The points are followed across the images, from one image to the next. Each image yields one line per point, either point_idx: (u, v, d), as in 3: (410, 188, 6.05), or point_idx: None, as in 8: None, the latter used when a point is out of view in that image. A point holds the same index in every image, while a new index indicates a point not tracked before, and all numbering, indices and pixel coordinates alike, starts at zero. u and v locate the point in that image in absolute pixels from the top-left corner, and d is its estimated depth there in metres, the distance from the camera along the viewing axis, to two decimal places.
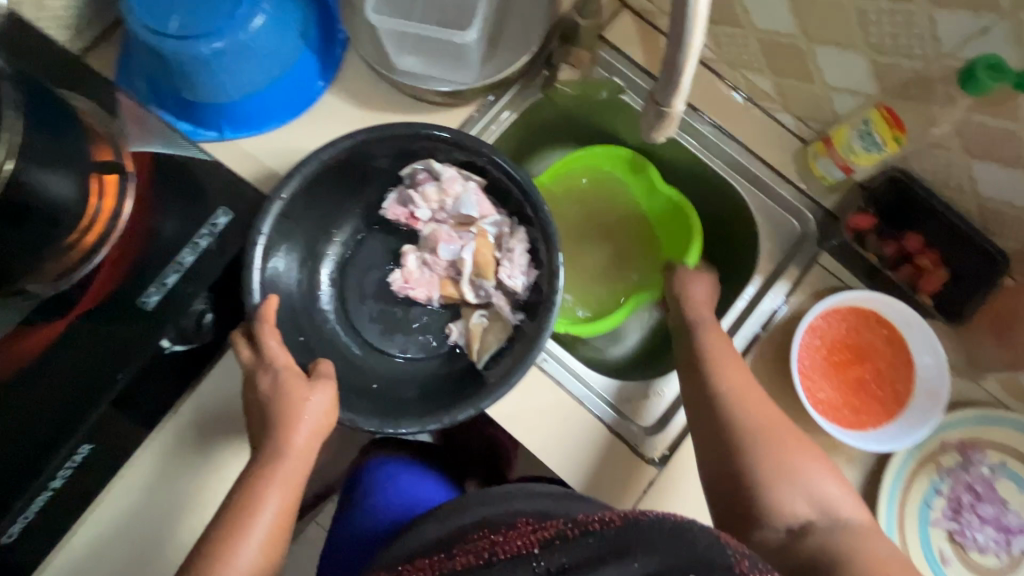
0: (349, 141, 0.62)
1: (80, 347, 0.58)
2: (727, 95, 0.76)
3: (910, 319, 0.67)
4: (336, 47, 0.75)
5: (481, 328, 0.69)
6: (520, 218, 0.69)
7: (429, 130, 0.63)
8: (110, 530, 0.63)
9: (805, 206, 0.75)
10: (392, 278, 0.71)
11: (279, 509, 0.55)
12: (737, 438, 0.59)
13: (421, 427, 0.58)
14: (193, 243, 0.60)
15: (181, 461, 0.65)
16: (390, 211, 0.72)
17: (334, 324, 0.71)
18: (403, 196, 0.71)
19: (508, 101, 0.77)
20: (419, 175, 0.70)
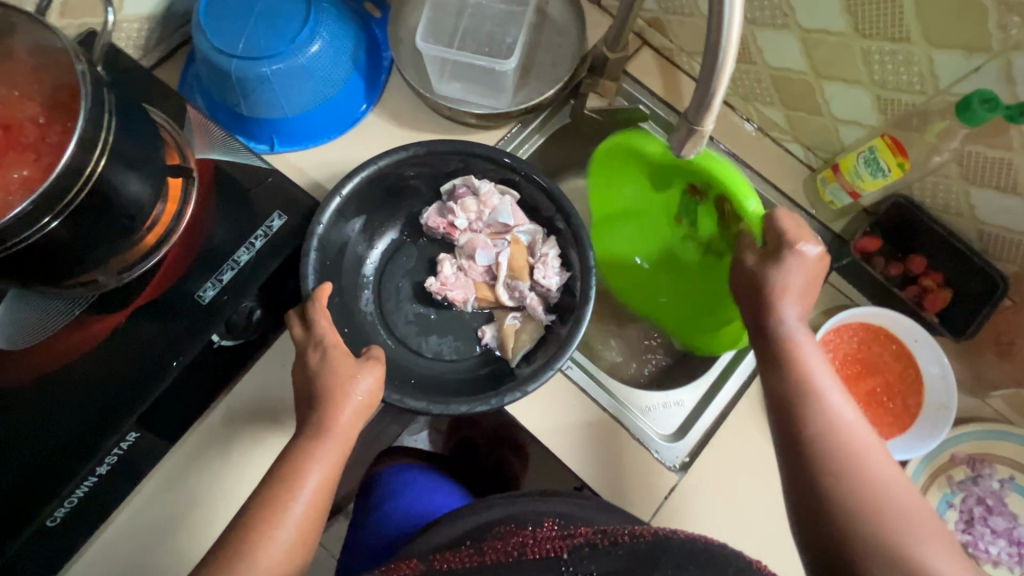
0: (402, 152, 0.68)
1: (137, 339, 0.62)
2: (741, 125, 0.82)
3: (918, 335, 0.71)
4: (381, 72, 0.81)
5: (515, 328, 0.75)
6: (551, 228, 0.75)
7: (469, 146, 0.69)
8: (135, 526, 0.64)
9: (815, 228, 0.79)
10: (430, 282, 0.76)
11: (319, 488, 0.57)
12: (841, 491, 0.53)
13: (472, 406, 0.63)
14: (249, 243, 0.64)
15: (209, 459, 0.66)
16: (429, 221, 0.76)
17: (374, 324, 0.75)
18: (442, 208, 0.76)
19: (537, 126, 0.83)
20: (459, 188, 0.75)
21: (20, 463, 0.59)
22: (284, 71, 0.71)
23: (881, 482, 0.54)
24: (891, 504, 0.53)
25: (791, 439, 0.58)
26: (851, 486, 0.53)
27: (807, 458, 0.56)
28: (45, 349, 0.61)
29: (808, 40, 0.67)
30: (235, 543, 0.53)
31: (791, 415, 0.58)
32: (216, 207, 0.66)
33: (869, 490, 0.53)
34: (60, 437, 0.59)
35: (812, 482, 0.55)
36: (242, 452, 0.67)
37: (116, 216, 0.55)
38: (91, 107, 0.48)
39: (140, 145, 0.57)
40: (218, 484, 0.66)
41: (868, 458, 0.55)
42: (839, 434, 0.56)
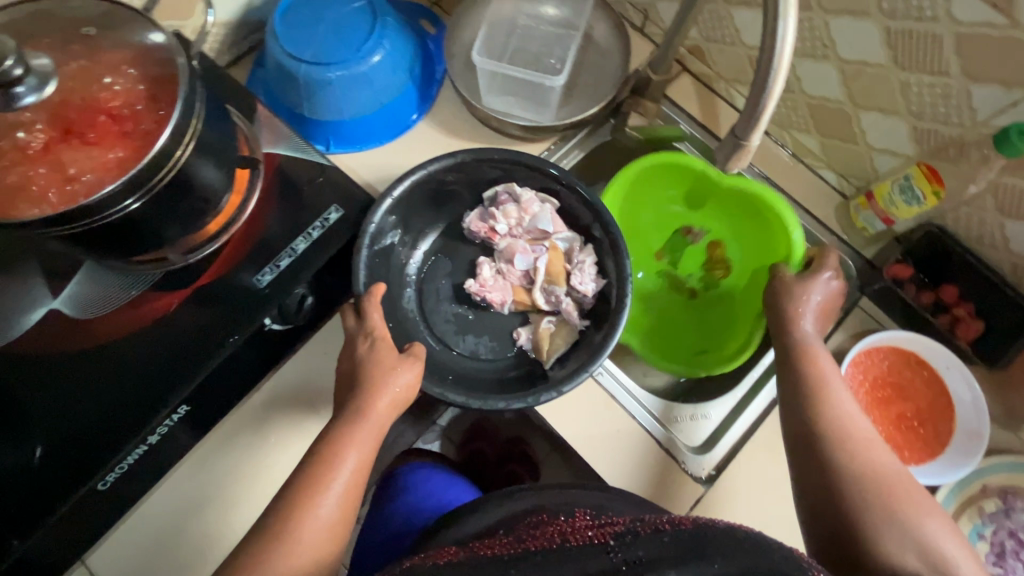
0: (451, 157, 0.72)
1: (193, 316, 0.65)
2: (776, 151, 0.85)
3: (950, 362, 0.72)
4: (434, 84, 0.86)
5: (550, 331, 0.77)
6: (589, 236, 0.78)
7: (515, 154, 0.73)
8: (181, 496, 0.67)
9: (846, 253, 0.81)
10: (468, 284, 0.78)
11: (358, 470, 0.59)
12: (849, 475, 0.57)
13: (509, 404, 0.64)
14: (306, 233, 0.68)
15: (251, 435, 0.69)
16: (471, 225, 0.79)
17: (414, 321, 0.78)
18: (484, 213, 0.79)
19: (578, 142, 0.87)
20: (500, 196, 0.78)
21: (77, 427, 0.62)
22: (347, 77, 0.76)
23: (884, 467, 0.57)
24: (895, 489, 0.56)
25: (799, 426, 0.62)
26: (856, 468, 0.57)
27: (813, 442, 0.60)
28: (110, 321, 0.64)
29: (847, 70, 0.70)
30: (279, 518, 0.55)
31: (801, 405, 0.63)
32: (276, 198, 0.69)
33: (874, 473, 0.56)
34: (117, 405, 0.62)
35: (820, 464, 0.59)
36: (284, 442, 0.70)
37: (191, 199, 0.60)
38: (187, 96, 0.53)
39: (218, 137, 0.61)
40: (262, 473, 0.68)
41: (872, 447, 0.58)
42: (844, 423, 0.60)
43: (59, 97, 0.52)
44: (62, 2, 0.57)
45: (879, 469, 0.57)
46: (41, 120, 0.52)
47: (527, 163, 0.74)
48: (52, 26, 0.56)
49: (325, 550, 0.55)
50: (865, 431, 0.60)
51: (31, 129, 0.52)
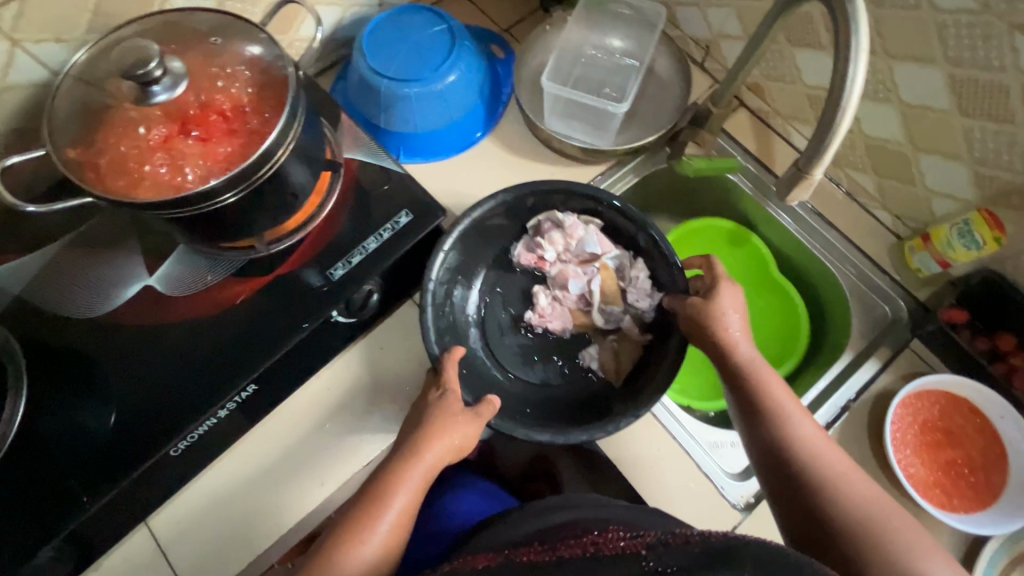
0: (495, 200, 0.77)
1: (268, 302, 0.70)
2: (830, 188, 0.86)
3: (1005, 412, 0.70)
4: (500, 105, 0.91)
5: (615, 349, 0.81)
6: (637, 251, 0.81)
7: (569, 185, 0.78)
8: (233, 477, 0.72)
9: (898, 293, 0.81)
10: (529, 317, 0.82)
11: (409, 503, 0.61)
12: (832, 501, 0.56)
13: (568, 438, 0.67)
14: (377, 234, 0.73)
15: (302, 425, 0.75)
16: (521, 257, 0.82)
17: (479, 345, 0.81)
18: (532, 244, 0.82)
19: (634, 166, 0.91)
20: (544, 224, 0.81)
21: (155, 394, 0.66)
22: (424, 94, 0.82)
23: (856, 490, 0.56)
24: (877, 515, 0.54)
25: (764, 459, 0.61)
26: (825, 497, 0.56)
27: (780, 472, 0.60)
28: (194, 304, 0.70)
29: (908, 114, 0.72)
30: (342, 529, 0.59)
31: (762, 437, 0.62)
32: (352, 201, 0.75)
33: (846, 501, 0.56)
34: (191, 378, 0.67)
35: (792, 496, 0.58)
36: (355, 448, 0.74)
37: (281, 195, 0.65)
38: (293, 104, 0.59)
39: (310, 141, 0.67)
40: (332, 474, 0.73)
41: (836, 472, 0.58)
42: (810, 451, 0.59)
43: (185, 97, 0.59)
44: (190, 14, 0.64)
45: (848, 495, 0.56)
46: (167, 117, 0.59)
47: (579, 193, 0.78)
48: (181, 34, 0.63)
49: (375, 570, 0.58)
50: (830, 454, 0.59)
51: (156, 121, 0.58)
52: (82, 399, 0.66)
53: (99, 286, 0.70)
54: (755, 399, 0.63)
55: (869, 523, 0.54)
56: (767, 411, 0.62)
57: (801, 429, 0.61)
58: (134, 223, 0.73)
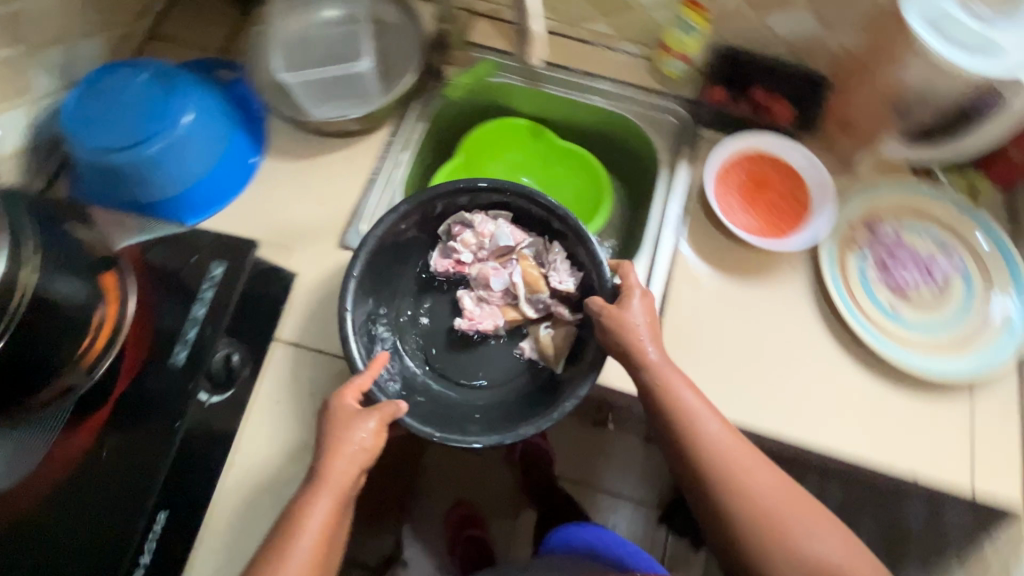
0: (394, 212, 0.72)
1: (122, 430, 0.63)
2: (578, 45, 0.94)
3: (782, 144, 0.83)
4: (258, 122, 0.87)
5: (549, 336, 0.80)
6: (550, 235, 0.82)
7: (447, 184, 0.74)
8: None
9: (671, 101, 0.91)
10: (459, 322, 0.82)
11: (320, 533, 0.58)
12: (719, 492, 0.66)
13: (507, 437, 0.65)
14: (199, 297, 0.68)
15: (236, 533, 0.63)
16: (437, 265, 0.84)
17: (424, 374, 0.81)
18: (446, 250, 0.83)
19: (417, 114, 0.91)
20: (453, 228, 0.83)
21: None
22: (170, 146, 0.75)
23: (755, 476, 0.65)
24: (770, 499, 0.65)
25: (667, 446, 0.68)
26: (722, 477, 0.65)
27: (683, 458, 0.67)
28: (40, 478, 0.61)
29: None
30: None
31: (669, 435, 0.67)
32: (155, 286, 0.68)
33: (738, 492, 0.65)
34: (88, 543, 0.60)
35: (692, 481, 0.67)
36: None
37: (66, 317, 0.58)
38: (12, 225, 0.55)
39: (67, 251, 0.61)
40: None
41: (741, 471, 0.65)
42: (714, 453, 0.65)
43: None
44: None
45: (744, 472, 0.65)
46: None
47: (486, 186, 0.76)
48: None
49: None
50: (721, 430, 0.66)
51: None
52: None
53: None
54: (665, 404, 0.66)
55: (756, 496, 0.65)
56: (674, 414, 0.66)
57: (711, 429, 0.66)
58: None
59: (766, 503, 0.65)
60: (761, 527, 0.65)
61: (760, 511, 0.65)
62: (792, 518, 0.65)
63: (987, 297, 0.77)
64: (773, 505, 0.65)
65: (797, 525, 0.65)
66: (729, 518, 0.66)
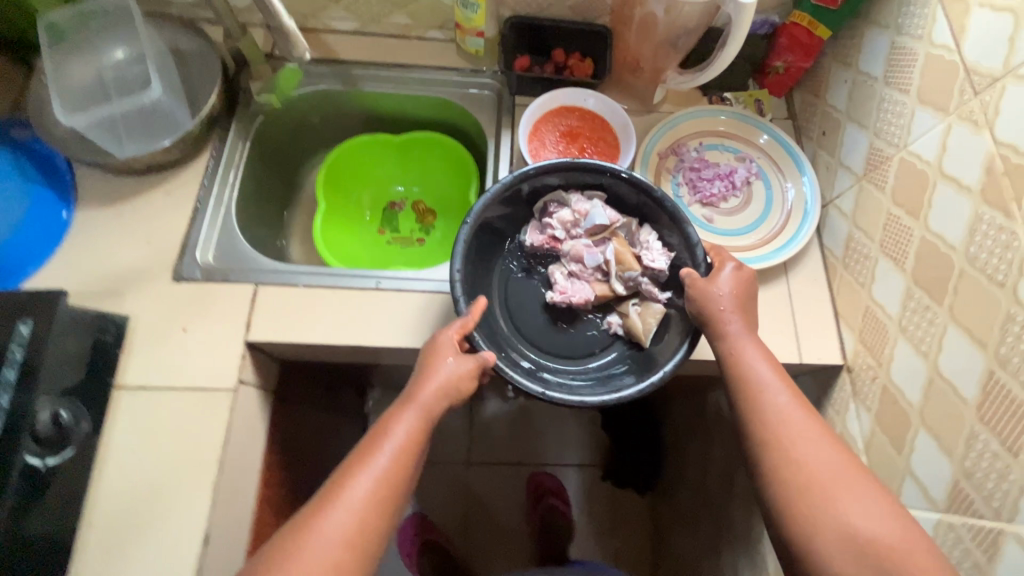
0: (499, 186, 0.77)
1: None
2: (385, 41, 0.97)
3: (582, 93, 0.89)
4: (64, 175, 0.84)
5: (639, 313, 0.80)
6: (642, 217, 0.83)
7: (526, 171, 0.78)
8: None
9: (484, 76, 0.96)
10: (551, 295, 0.82)
11: (405, 440, 0.62)
12: (774, 461, 0.60)
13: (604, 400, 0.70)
14: (9, 359, 0.63)
15: (102, 573, 0.66)
16: (533, 240, 0.84)
17: (525, 350, 0.82)
18: (540, 226, 0.84)
19: (236, 135, 0.90)
20: (550, 206, 0.83)
21: None
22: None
23: (799, 431, 0.61)
24: (817, 471, 0.58)
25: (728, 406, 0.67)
26: (767, 435, 0.62)
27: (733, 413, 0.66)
28: None
29: None
30: (336, 479, 0.60)
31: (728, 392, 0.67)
32: None
33: (791, 462, 0.60)
34: None
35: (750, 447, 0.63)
36: (204, 481, 0.71)
37: None
38: None
39: None
40: (191, 519, 0.69)
41: (791, 439, 0.61)
42: (768, 412, 0.63)
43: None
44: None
45: (786, 428, 0.61)
46: None
47: (576, 167, 0.79)
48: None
49: (365, 511, 0.58)
50: (785, 396, 0.64)
51: None
52: None
53: None
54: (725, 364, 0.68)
55: (805, 466, 0.59)
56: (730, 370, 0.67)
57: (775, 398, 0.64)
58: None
59: (815, 469, 0.58)
60: (804, 497, 0.58)
61: (809, 480, 0.58)
62: (833, 486, 0.57)
63: (783, 189, 0.88)
64: (817, 473, 0.58)
65: (835, 492, 0.57)
66: (771, 491, 0.60)
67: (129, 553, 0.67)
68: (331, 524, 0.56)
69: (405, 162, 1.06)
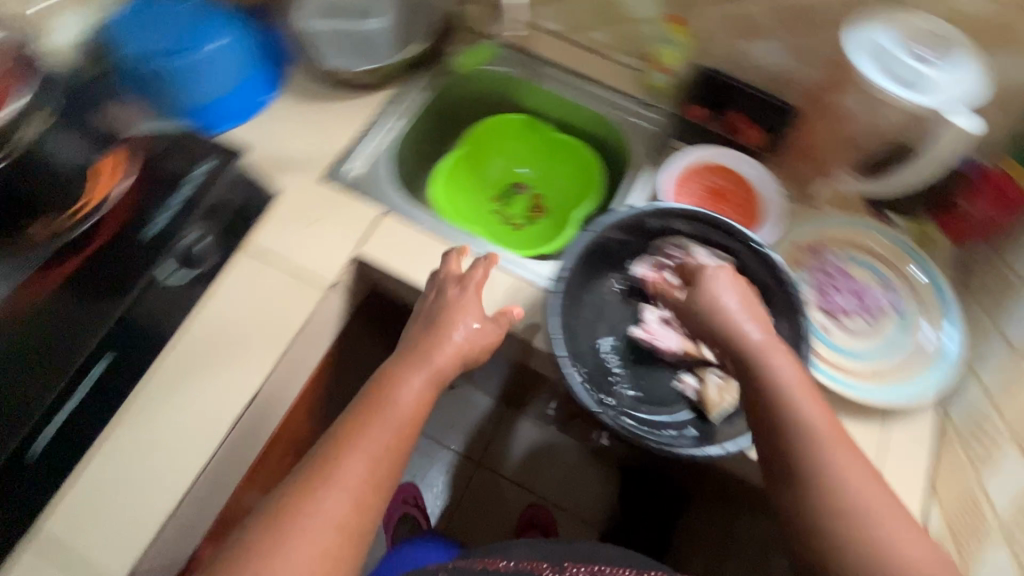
0: (629, 211, 0.80)
1: (82, 285, 0.70)
2: (577, 50, 1.02)
3: (745, 159, 0.88)
4: (283, 67, 0.97)
5: (718, 385, 0.77)
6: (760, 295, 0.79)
7: (660, 206, 0.81)
8: (109, 469, 0.70)
9: (653, 111, 0.99)
10: (637, 331, 0.83)
11: (412, 399, 0.65)
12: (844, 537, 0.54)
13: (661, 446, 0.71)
14: (185, 185, 0.77)
15: (164, 390, 0.74)
16: (639, 272, 0.85)
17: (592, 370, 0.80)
18: (652, 262, 0.84)
19: (421, 84, 1.01)
20: (668, 248, 0.84)
21: None
22: (193, 61, 0.84)
23: (842, 469, 0.56)
24: (876, 527, 0.54)
25: (760, 438, 0.62)
26: (829, 496, 0.56)
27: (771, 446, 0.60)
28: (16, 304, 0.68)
29: None
30: (331, 444, 0.60)
31: (768, 431, 0.60)
32: (149, 169, 0.77)
33: (854, 509, 0.55)
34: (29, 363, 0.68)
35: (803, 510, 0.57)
36: (270, 356, 0.77)
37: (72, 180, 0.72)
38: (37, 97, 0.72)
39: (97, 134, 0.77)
40: (239, 385, 0.75)
41: (865, 515, 0.54)
42: (831, 478, 0.56)
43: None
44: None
45: (839, 464, 0.56)
46: None
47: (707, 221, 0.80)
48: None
49: (367, 499, 0.58)
50: (840, 436, 0.58)
51: None
52: None
53: None
54: (761, 391, 0.61)
55: (849, 521, 0.54)
56: (768, 410, 0.60)
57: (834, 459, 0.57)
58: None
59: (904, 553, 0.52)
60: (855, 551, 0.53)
61: (858, 531, 0.54)
62: (899, 542, 0.53)
63: (919, 331, 0.80)
64: (869, 520, 0.54)
65: (892, 543, 0.53)
66: (818, 540, 0.55)
67: (192, 383, 0.75)
68: (331, 504, 0.56)
69: (544, 153, 1.12)
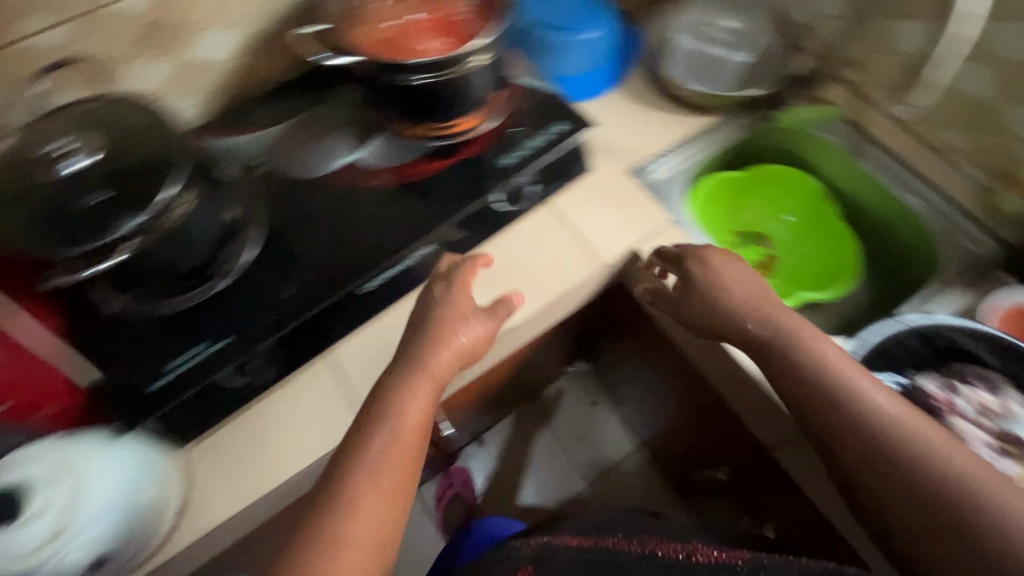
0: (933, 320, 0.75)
1: (437, 183, 0.83)
2: (921, 144, 0.97)
3: None
4: (628, 70, 1.07)
5: None
6: None
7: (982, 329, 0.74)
8: (396, 328, 0.78)
9: (987, 233, 0.90)
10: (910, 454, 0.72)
11: (416, 420, 0.65)
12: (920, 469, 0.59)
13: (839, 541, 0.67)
14: (542, 134, 0.87)
15: None
16: (926, 386, 0.73)
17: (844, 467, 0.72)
18: (944, 382, 0.73)
19: (747, 121, 1.02)
20: (969, 377, 0.74)
21: (344, 246, 0.79)
22: (573, 39, 0.97)
23: (881, 426, 0.62)
24: (955, 473, 0.58)
25: (801, 421, 0.68)
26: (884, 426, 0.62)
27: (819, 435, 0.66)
28: (392, 175, 0.84)
29: (1001, 70, 0.85)
30: (350, 446, 0.63)
31: (824, 425, 0.65)
32: (520, 111, 0.89)
33: (917, 445, 0.60)
34: (382, 228, 0.80)
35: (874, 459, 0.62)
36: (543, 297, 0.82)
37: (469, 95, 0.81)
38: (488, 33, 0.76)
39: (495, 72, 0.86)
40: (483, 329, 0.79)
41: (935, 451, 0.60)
42: (887, 422, 0.62)
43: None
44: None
45: (880, 411, 0.63)
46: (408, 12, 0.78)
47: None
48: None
49: (389, 518, 0.61)
50: (872, 387, 0.65)
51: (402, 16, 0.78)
52: (285, 240, 0.79)
53: (309, 156, 0.84)
54: (781, 376, 0.69)
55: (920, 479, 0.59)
56: (761, 338, 0.72)
57: (883, 403, 0.63)
58: (353, 117, 0.87)
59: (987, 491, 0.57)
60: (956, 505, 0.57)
61: (945, 495, 0.58)
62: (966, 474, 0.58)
63: None
64: (940, 465, 0.59)
65: (962, 476, 0.58)
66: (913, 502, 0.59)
67: (477, 290, 0.82)
68: (353, 524, 0.59)
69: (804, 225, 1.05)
